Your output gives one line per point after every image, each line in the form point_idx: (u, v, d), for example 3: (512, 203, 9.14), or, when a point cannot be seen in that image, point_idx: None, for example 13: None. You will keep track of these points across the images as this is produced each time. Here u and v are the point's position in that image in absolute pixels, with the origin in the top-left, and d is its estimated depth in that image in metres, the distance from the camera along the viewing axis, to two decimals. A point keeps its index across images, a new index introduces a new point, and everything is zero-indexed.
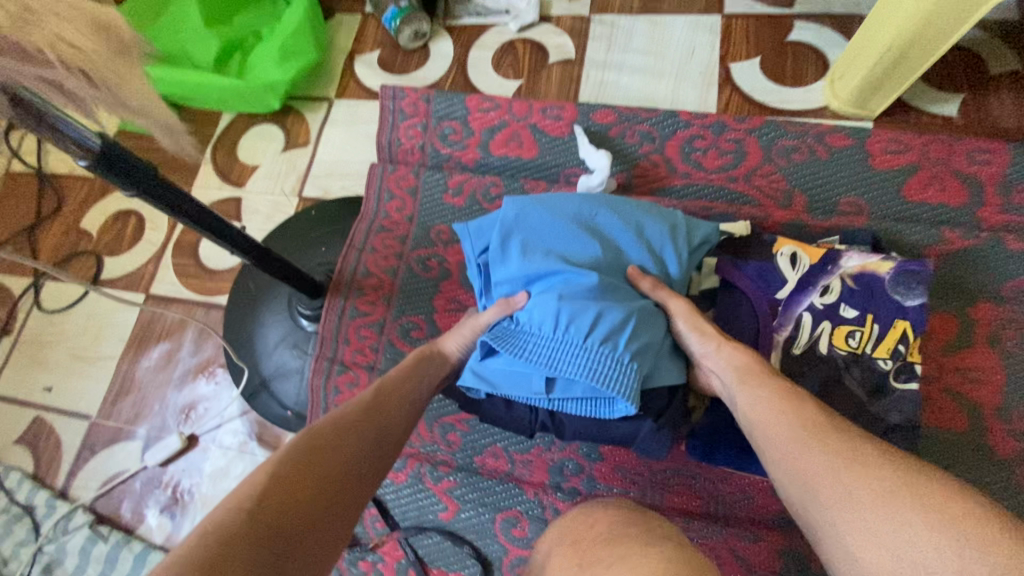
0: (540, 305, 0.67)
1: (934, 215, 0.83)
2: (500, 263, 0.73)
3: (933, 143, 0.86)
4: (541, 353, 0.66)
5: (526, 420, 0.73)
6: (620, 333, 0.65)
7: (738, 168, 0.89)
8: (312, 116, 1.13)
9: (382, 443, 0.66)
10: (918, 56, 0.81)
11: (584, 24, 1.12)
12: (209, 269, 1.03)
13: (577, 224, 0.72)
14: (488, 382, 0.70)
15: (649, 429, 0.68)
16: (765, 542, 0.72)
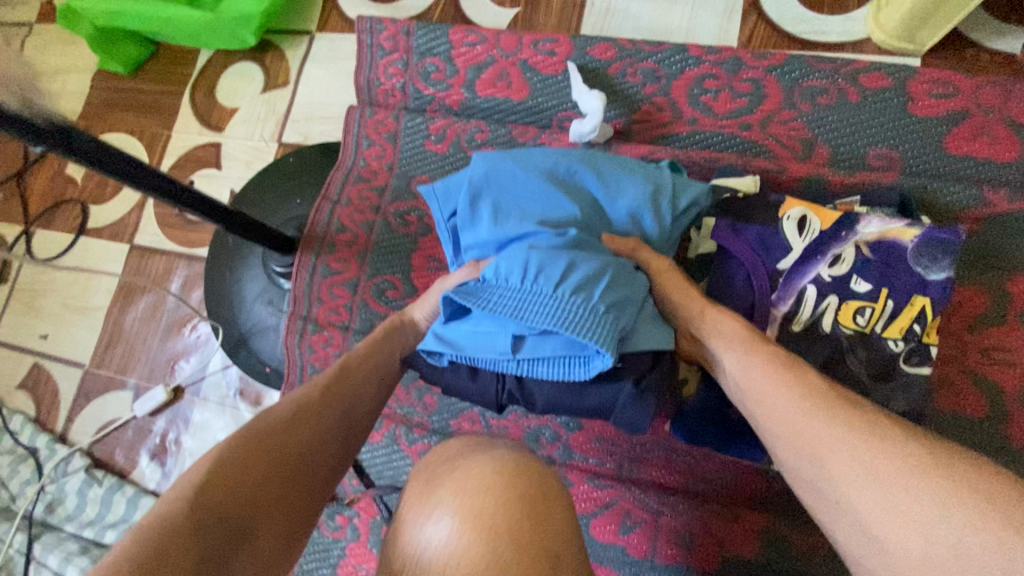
0: (506, 255, 0.58)
1: (978, 172, 0.72)
2: (467, 224, 0.65)
3: (987, 86, 0.73)
4: (507, 304, 0.55)
5: (489, 395, 0.60)
6: (596, 283, 0.55)
7: (753, 113, 0.78)
8: (292, 52, 1.04)
9: (345, 432, 0.58)
10: None
11: None
12: (190, 221, 1.00)
13: (551, 182, 0.64)
14: (451, 345, 0.58)
15: (630, 396, 0.56)
16: (743, 521, 0.69)
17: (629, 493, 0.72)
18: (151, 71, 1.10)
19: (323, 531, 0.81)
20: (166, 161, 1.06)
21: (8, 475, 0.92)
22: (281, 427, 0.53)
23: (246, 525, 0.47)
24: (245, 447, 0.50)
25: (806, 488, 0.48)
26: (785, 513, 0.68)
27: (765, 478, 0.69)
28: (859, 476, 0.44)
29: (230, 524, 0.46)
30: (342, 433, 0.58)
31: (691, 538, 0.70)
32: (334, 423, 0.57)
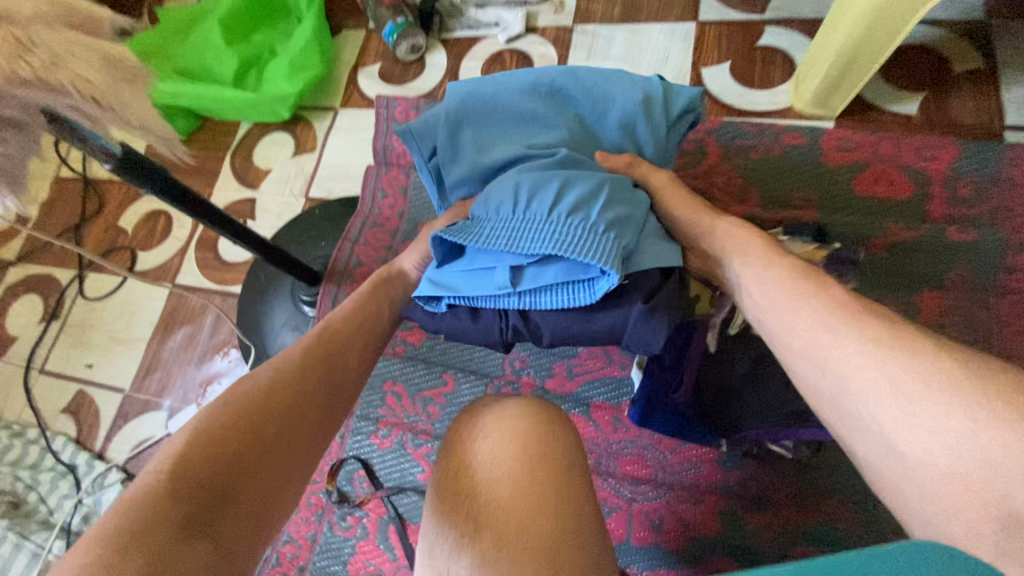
0: (498, 189, 0.65)
1: (881, 209, 0.89)
2: (455, 159, 0.75)
3: (882, 141, 0.92)
4: (501, 234, 0.62)
5: (494, 332, 0.66)
6: (591, 203, 0.61)
7: (698, 167, 0.96)
8: (319, 123, 1.25)
9: (325, 401, 0.63)
10: (871, 55, 0.87)
11: (565, 33, 1.18)
12: (226, 263, 1.16)
13: (538, 107, 0.73)
14: (448, 286, 0.65)
15: (640, 315, 0.60)
16: (705, 505, 0.79)
17: (606, 484, 0.83)
18: (198, 140, 1.30)
19: (336, 531, 0.91)
20: None
21: (48, 490, 1.02)
22: (249, 397, 0.58)
23: (227, 488, 0.51)
24: (221, 418, 0.55)
25: (829, 406, 0.51)
26: (741, 497, 0.78)
27: (723, 467, 0.80)
28: (868, 381, 0.48)
29: (210, 486, 0.50)
30: (321, 400, 0.63)
31: (660, 521, 0.80)
32: (314, 394, 0.63)
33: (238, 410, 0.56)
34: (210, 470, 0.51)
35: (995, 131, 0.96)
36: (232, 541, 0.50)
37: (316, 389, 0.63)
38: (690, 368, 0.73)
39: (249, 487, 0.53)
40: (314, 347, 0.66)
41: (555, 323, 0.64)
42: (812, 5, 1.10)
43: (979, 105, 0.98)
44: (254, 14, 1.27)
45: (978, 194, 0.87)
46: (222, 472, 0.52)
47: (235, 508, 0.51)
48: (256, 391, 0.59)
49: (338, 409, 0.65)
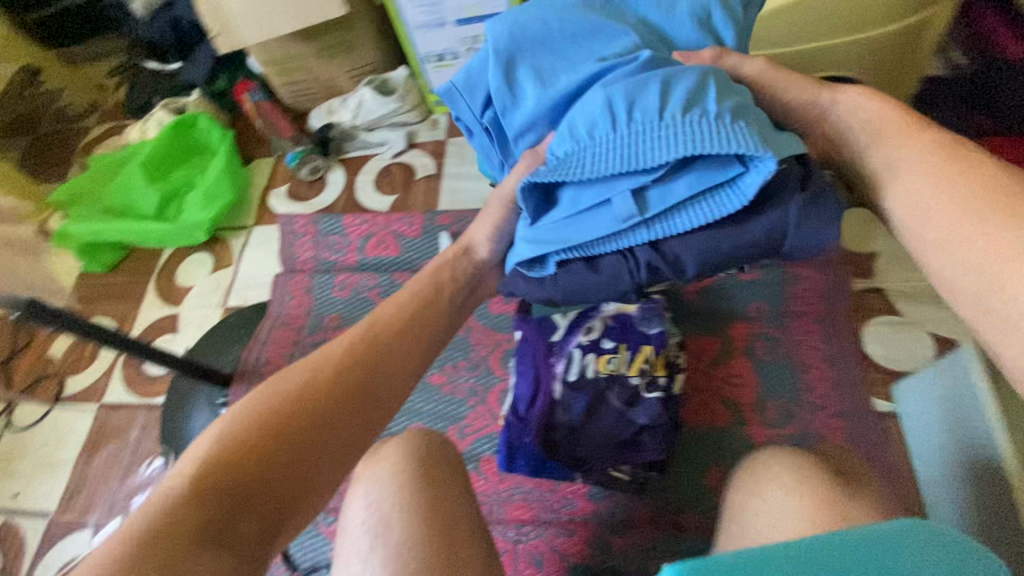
0: (584, 108, 0.65)
1: None
2: (522, 97, 0.71)
3: None
4: (615, 152, 0.62)
5: (625, 271, 0.66)
6: (703, 97, 0.61)
7: None
8: (234, 241, 1.41)
9: (354, 410, 0.63)
10: None
11: (441, 145, 1.42)
12: (150, 376, 1.25)
13: (595, 20, 0.71)
14: (557, 237, 0.66)
15: (797, 209, 0.61)
16: (577, 535, 0.90)
17: (496, 530, 0.93)
18: (124, 267, 1.44)
19: None
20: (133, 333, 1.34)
21: None
22: (271, 406, 0.60)
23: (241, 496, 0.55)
24: (237, 427, 0.58)
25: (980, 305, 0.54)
26: (606, 524, 0.90)
27: (592, 498, 0.92)
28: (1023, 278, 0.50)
29: (228, 492, 0.54)
30: (351, 407, 0.63)
31: (541, 556, 0.90)
32: (340, 400, 0.63)
33: (262, 415, 0.59)
34: (242, 474, 0.55)
35: None
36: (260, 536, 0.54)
37: (353, 394, 0.64)
38: (536, 416, 0.87)
39: (274, 486, 0.56)
40: (356, 346, 0.67)
41: (699, 244, 0.63)
42: None
43: None
44: (173, 155, 1.46)
45: None
46: (238, 480, 0.55)
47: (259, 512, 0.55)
48: (290, 392, 0.61)
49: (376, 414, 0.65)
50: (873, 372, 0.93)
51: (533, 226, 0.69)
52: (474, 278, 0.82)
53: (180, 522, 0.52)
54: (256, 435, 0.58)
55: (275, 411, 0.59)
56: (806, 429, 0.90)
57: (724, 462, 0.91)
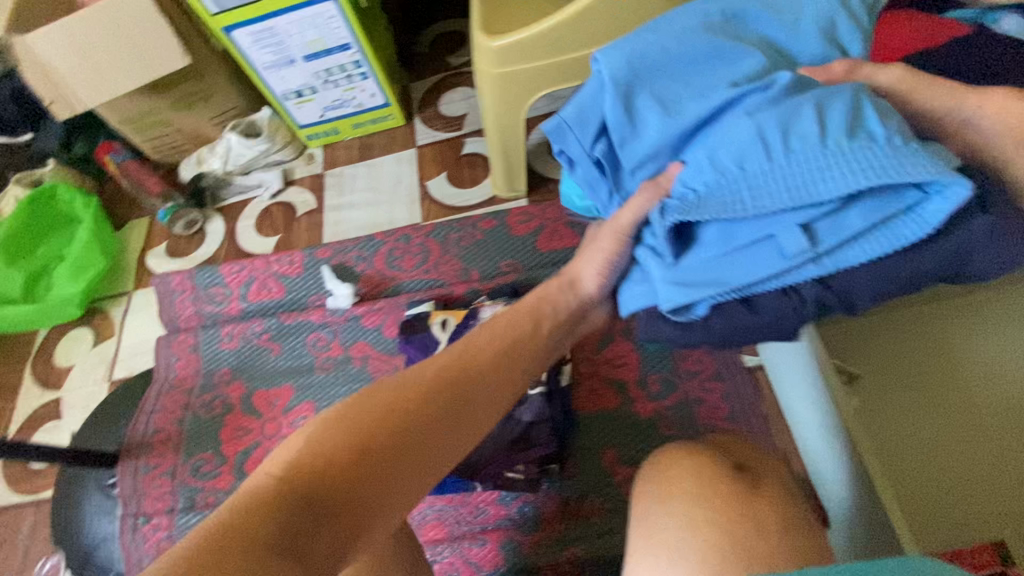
0: (726, 134, 0.55)
1: (563, 257, 1.09)
2: (635, 133, 0.60)
3: (548, 207, 1.14)
4: (773, 187, 0.52)
5: (788, 314, 0.55)
6: (862, 118, 0.51)
7: (428, 262, 1.14)
8: (114, 310, 1.33)
9: (436, 435, 0.56)
10: (511, 140, 1.09)
11: (319, 179, 1.40)
12: (36, 470, 1.17)
13: (709, 35, 0.60)
14: (702, 283, 0.56)
15: (985, 226, 0.48)
16: (490, 543, 0.91)
17: None
18: None
19: None
20: (13, 426, 1.24)
21: None
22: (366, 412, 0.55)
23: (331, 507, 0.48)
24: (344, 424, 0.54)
25: None
26: (517, 526, 0.91)
27: (502, 503, 0.93)
28: None
29: (316, 499, 0.48)
30: (440, 432, 0.57)
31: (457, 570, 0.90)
32: (433, 421, 0.57)
33: (366, 415, 0.55)
34: (316, 484, 0.49)
35: None
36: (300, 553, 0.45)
37: (429, 420, 0.57)
38: None
39: (359, 496, 0.50)
40: (453, 365, 0.62)
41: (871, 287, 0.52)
42: None
43: None
44: (33, 229, 1.36)
45: None
46: (327, 483, 0.49)
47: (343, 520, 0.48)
48: (380, 401, 0.56)
49: (458, 446, 0.58)
50: None
51: (670, 269, 0.58)
52: (575, 316, 0.74)
53: (262, 519, 0.46)
54: (356, 438, 0.53)
55: (382, 416, 0.55)
56: (687, 396, 0.95)
57: (619, 442, 0.94)
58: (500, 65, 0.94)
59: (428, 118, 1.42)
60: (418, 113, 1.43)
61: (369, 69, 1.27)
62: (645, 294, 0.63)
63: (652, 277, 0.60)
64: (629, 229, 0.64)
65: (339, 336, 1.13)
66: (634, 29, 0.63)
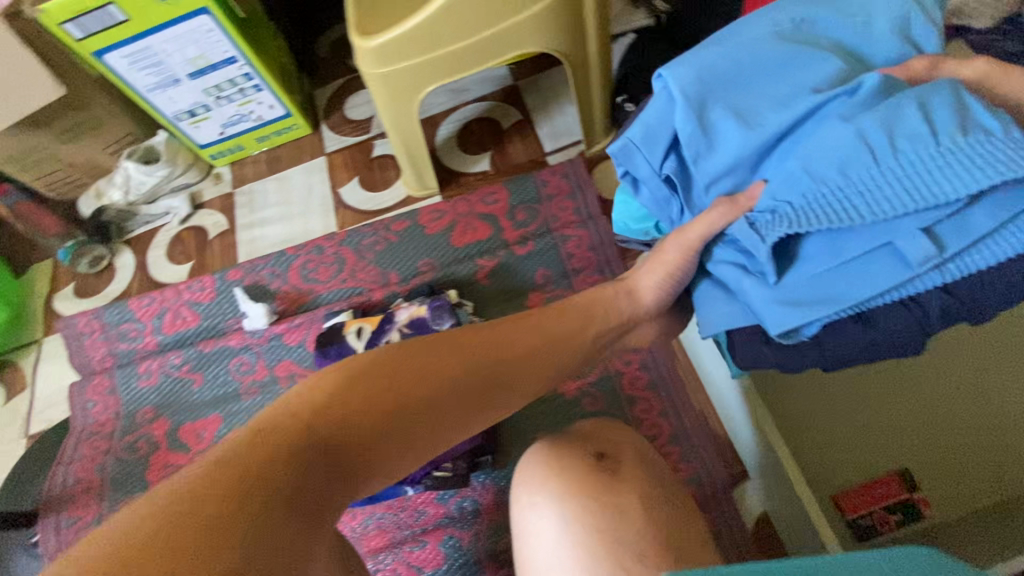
0: (819, 139, 0.52)
1: (477, 250, 1.09)
2: (713, 144, 0.57)
3: (458, 201, 1.14)
4: (882, 193, 0.48)
5: (922, 331, 0.50)
6: (968, 115, 0.48)
7: (343, 271, 1.11)
8: (24, 360, 1.27)
9: (442, 408, 0.61)
10: (410, 137, 1.08)
11: (228, 199, 1.36)
12: None
13: (789, 45, 0.56)
14: (808, 304, 0.52)
15: None
16: (431, 545, 0.91)
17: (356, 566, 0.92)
18: None
19: None
20: None
21: None
22: (386, 371, 0.59)
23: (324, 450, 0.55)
24: (361, 378, 0.59)
25: None
26: (457, 523, 0.91)
27: (440, 502, 0.93)
28: None
29: (313, 442, 0.54)
30: (444, 406, 0.61)
31: None
32: (443, 396, 0.61)
33: (381, 375, 0.59)
34: (317, 429, 0.55)
35: (542, 158, 1.21)
36: (320, 499, 0.54)
37: (439, 393, 0.61)
38: None
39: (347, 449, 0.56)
40: (483, 339, 0.65)
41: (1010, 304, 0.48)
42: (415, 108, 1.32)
43: (527, 145, 1.23)
44: None
45: (531, 213, 1.10)
46: (328, 431, 0.55)
47: (354, 472, 0.56)
48: (404, 364, 0.60)
49: (459, 419, 0.63)
50: None
51: (772, 288, 0.54)
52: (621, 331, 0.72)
53: (264, 451, 0.52)
54: (364, 398, 0.57)
55: (397, 380, 0.59)
56: (608, 373, 0.97)
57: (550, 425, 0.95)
58: (382, 64, 0.94)
59: (336, 123, 1.39)
60: (325, 119, 1.40)
61: (261, 81, 1.24)
62: (737, 315, 0.58)
63: (746, 296, 0.56)
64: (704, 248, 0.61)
65: (262, 357, 1.10)
66: (700, 42, 0.60)
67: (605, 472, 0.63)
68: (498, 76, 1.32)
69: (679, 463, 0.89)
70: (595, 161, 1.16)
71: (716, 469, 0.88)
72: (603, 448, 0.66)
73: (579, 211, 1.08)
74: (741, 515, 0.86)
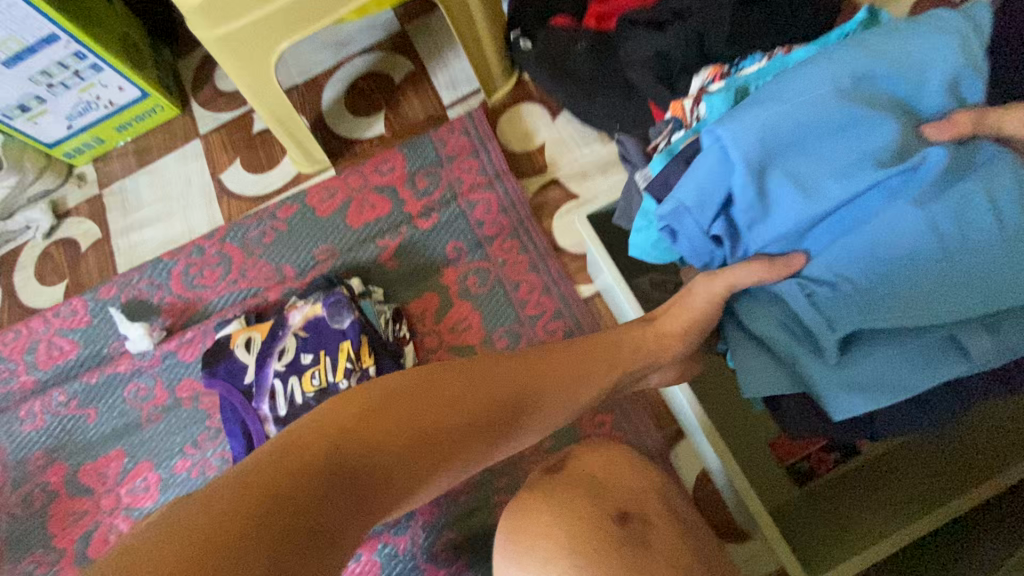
0: (890, 220, 0.48)
1: (377, 228, 0.98)
2: (766, 212, 0.53)
3: (351, 174, 1.01)
4: (960, 282, 0.47)
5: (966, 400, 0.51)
6: None
7: (232, 272, 0.99)
8: None
9: (490, 423, 0.51)
10: (281, 108, 0.93)
11: (96, 202, 1.17)
12: None
13: (850, 103, 0.50)
14: (889, 391, 0.49)
15: None
16: (367, 556, 0.85)
17: None
18: None
19: None
20: None
21: None
22: (430, 384, 0.50)
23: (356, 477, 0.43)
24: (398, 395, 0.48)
25: None
26: (390, 529, 0.85)
27: None
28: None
29: (343, 469, 0.43)
30: (491, 422, 0.50)
31: None
32: (490, 411, 0.51)
33: (419, 388, 0.49)
34: (345, 452, 0.43)
35: (441, 114, 1.06)
36: (333, 535, 0.41)
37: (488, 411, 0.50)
38: None
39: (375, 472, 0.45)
40: (528, 356, 0.56)
41: None
42: (296, 66, 1.14)
43: (423, 100, 1.08)
44: None
45: (433, 179, 0.99)
46: (362, 458, 0.44)
47: (373, 504, 0.44)
48: (451, 377, 0.51)
49: (503, 436, 0.52)
50: (571, 262, 0.93)
51: (832, 368, 0.50)
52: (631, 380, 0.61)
53: (285, 477, 0.40)
54: (396, 416, 0.47)
55: (443, 393, 0.49)
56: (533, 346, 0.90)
57: None
58: (218, 20, 0.77)
59: (207, 98, 1.21)
60: (194, 95, 1.21)
61: (100, 59, 1.04)
62: (778, 378, 0.54)
63: (802, 368, 0.52)
64: (751, 321, 0.56)
65: (159, 379, 0.98)
66: (747, 100, 0.54)
67: (634, 544, 0.48)
68: (383, 20, 1.14)
69: (613, 431, 0.85)
70: (499, 110, 1.04)
71: (649, 433, 0.84)
72: (622, 505, 0.51)
73: (485, 169, 0.98)
74: (679, 477, 0.82)
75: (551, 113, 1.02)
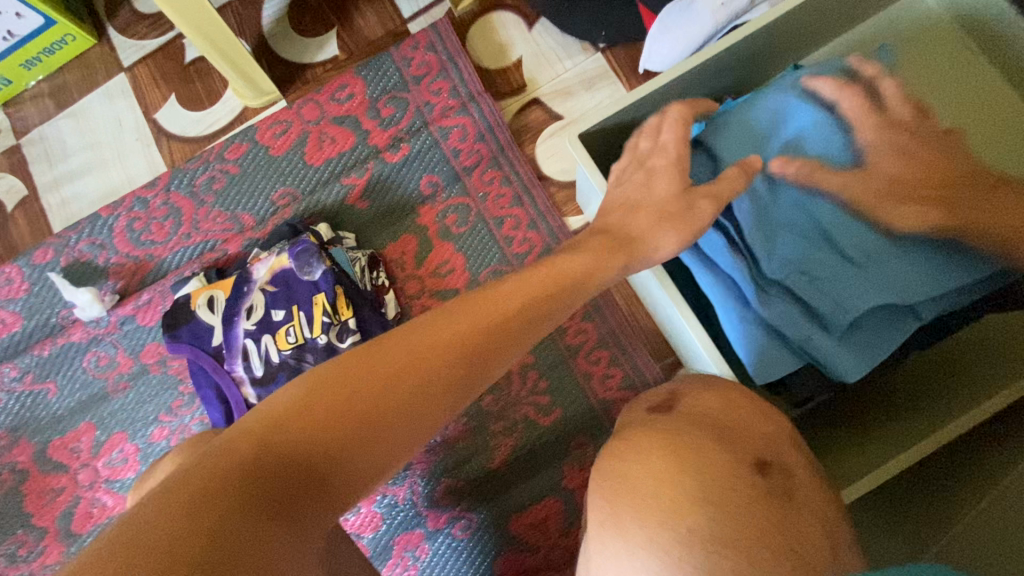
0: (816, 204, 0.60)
1: (340, 165, 0.88)
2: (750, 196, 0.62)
3: (304, 105, 0.89)
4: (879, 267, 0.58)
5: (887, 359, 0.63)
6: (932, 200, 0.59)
7: (183, 224, 0.89)
8: None
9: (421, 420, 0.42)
10: (215, 30, 0.78)
11: (14, 153, 1.02)
12: None
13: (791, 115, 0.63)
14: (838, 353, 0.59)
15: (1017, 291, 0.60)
16: (366, 508, 0.82)
17: None
18: None
19: None
20: None
21: None
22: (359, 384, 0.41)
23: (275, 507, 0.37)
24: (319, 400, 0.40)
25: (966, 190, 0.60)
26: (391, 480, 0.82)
27: None
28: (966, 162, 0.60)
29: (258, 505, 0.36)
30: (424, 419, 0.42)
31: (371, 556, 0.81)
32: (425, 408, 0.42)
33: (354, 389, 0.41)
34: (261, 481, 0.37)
35: (402, 30, 0.93)
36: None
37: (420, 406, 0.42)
38: None
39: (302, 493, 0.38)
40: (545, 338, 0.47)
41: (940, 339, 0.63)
42: None
43: (380, 14, 0.94)
44: None
45: (399, 105, 0.88)
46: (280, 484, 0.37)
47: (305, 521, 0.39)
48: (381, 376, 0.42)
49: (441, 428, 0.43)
50: (558, 191, 0.86)
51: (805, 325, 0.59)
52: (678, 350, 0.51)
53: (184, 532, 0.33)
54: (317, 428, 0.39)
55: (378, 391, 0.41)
56: None
57: None
58: None
59: (126, 23, 1.04)
60: (110, 19, 1.04)
61: None
62: (783, 351, 0.60)
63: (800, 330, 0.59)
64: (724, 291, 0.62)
65: (119, 346, 0.90)
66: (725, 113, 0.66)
67: None
68: None
69: (608, 367, 0.82)
70: (467, 22, 0.91)
71: (646, 366, 0.82)
72: (759, 453, 0.45)
73: (457, 91, 0.87)
74: None
75: (527, 23, 0.90)
